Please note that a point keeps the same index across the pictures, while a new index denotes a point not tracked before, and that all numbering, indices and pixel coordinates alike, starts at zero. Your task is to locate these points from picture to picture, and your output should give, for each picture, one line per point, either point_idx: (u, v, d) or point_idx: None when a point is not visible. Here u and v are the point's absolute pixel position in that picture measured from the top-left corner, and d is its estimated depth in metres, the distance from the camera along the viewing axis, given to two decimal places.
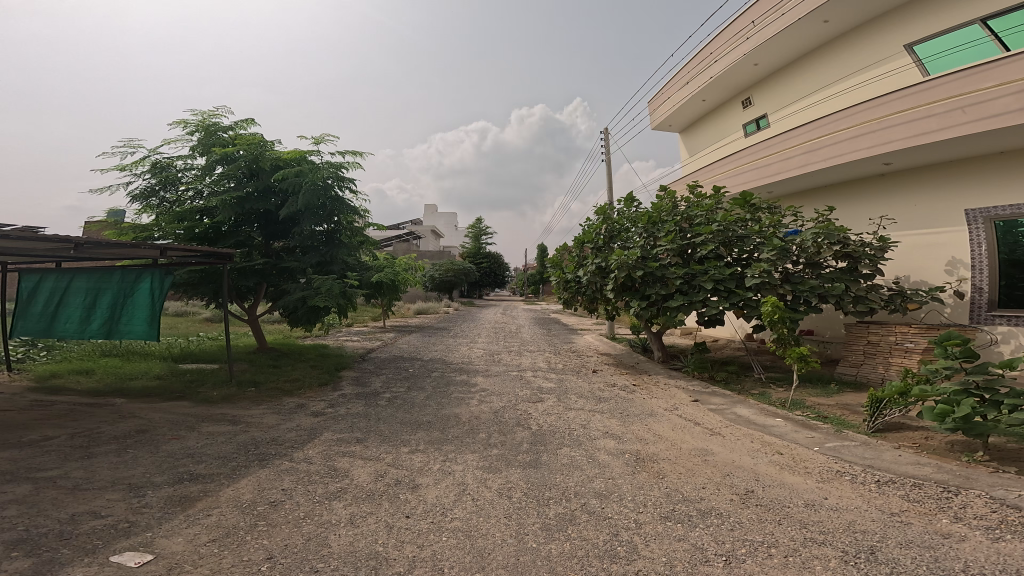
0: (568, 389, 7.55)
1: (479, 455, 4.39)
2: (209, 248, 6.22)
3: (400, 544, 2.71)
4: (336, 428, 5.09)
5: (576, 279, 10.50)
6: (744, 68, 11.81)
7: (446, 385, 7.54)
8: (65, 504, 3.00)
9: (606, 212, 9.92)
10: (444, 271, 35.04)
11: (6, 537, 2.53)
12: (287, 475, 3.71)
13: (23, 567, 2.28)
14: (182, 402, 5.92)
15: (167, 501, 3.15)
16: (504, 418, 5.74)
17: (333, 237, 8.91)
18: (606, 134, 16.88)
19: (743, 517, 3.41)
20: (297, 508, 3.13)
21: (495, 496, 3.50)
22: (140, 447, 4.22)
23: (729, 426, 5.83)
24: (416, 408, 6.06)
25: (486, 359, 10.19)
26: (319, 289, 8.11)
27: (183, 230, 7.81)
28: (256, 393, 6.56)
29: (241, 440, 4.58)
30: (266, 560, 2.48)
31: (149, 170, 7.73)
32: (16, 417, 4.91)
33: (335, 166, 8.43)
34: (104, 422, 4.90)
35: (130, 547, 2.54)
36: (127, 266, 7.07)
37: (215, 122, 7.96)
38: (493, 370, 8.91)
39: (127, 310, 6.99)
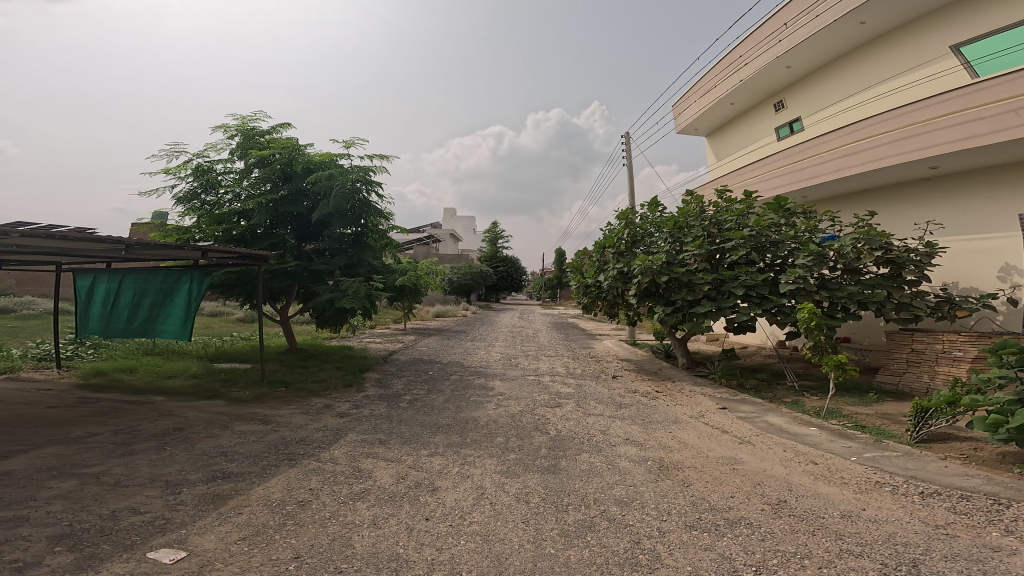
0: (587, 395, 7.49)
1: (499, 460, 4.40)
2: (246, 250, 6.44)
3: (419, 547, 2.75)
4: (359, 429, 5.20)
5: (597, 284, 10.36)
6: (776, 70, 11.44)
7: (464, 388, 7.60)
8: (105, 500, 3.17)
9: (628, 217, 9.78)
10: (462, 273, 35.48)
11: (51, 532, 2.70)
12: (314, 474, 3.82)
13: (66, 561, 2.42)
14: (216, 401, 6.18)
15: (200, 498, 3.29)
16: (522, 422, 5.74)
17: (359, 240, 9.19)
18: (626, 138, 16.74)
19: (774, 527, 3.30)
20: (322, 509, 3.21)
21: (514, 501, 3.51)
22: (177, 445, 4.43)
23: (760, 435, 5.66)
24: (435, 410, 6.13)
25: (505, 363, 10.24)
26: (346, 291, 8.33)
27: (221, 232, 8.17)
28: (286, 393, 6.77)
29: (271, 439, 4.74)
30: (292, 559, 2.56)
31: (191, 173, 8.09)
32: (65, 414, 5.23)
33: (364, 170, 8.62)
34: (144, 420, 5.17)
35: (165, 543, 2.67)
36: (167, 266, 7.41)
37: (253, 126, 8.28)
38: (513, 375, 8.92)
39: (168, 310, 7.33)
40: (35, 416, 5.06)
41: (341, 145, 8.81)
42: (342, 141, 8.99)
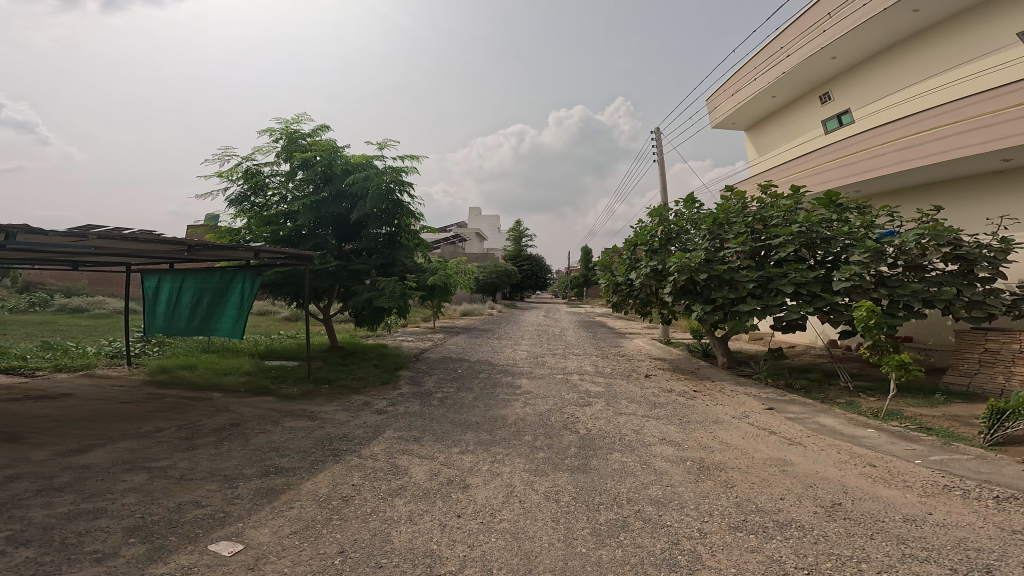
0: (618, 393, 7.38)
1: (528, 458, 4.43)
2: (294, 250, 6.77)
3: (452, 543, 2.83)
4: (396, 426, 5.39)
5: (629, 282, 10.11)
6: (821, 61, 10.86)
7: (492, 386, 7.68)
8: (172, 493, 3.45)
9: (662, 213, 9.52)
10: (488, 272, 35.57)
11: (126, 524, 2.97)
12: (356, 470, 4.00)
13: (139, 552, 2.66)
14: (267, 398, 6.56)
15: (254, 493, 3.52)
16: (551, 421, 5.75)
17: (393, 241, 9.45)
18: (657, 134, 16.32)
19: (828, 530, 3.17)
20: (362, 504, 3.36)
21: (544, 500, 3.54)
22: (233, 440, 4.74)
23: (812, 437, 5.40)
24: (465, 408, 6.24)
25: (531, 362, 10.22)
26: (382, 290, 8.61)
27: (269, 232, 8.60)
28: (329, 390, 7.09)
29: (317, 435, 4.98)
30: (338, 554, 2.70)
31: (242, 177, 8.57)
32: (136, 409, 5.71)
33: (397, 171, 8.86)
34: (204, 416, 5.57)
35: (224, 536, 2.88)
36: (222, 266, 7.89)
37: (297, 129, 8.67)
38: (538, 373, 8.90)
39: (224, 308, 7.80)
40: (110, 412, 5.55)
41: (376, 147, 9.06)
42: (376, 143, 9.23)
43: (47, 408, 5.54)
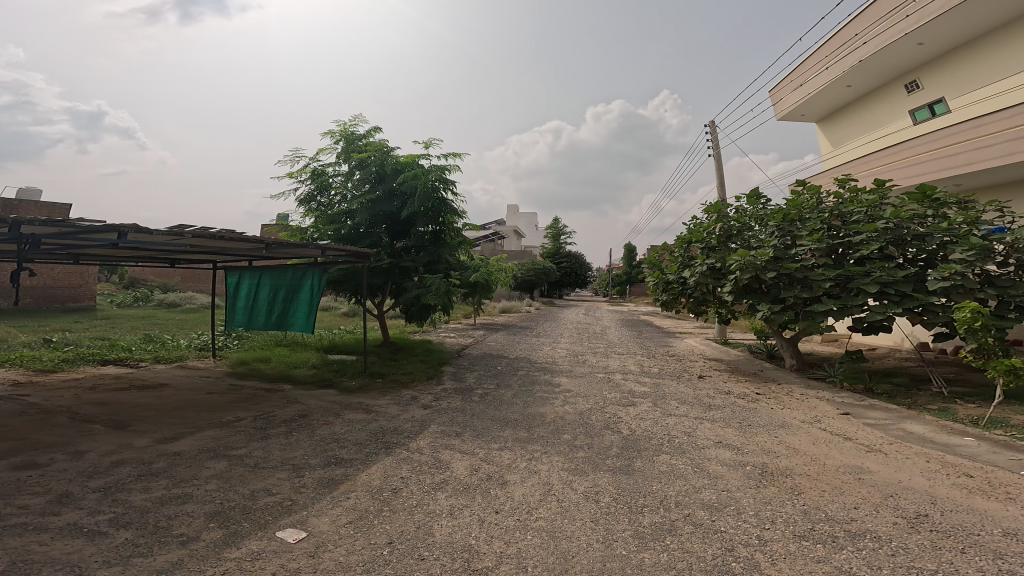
0: (667, 394, 7.19)
1: (566, 457, 4.42)
2: (353, 249, 7.09)
3: (490, 539, 2.89)
4: (441, 421, 5.54)
5: (681, 280, 9.75)
6: (904, 47, 10.14)
7: (530, 384, 7.70)
8: (247, 480, 3.74)
9: (720, 209, 9.13)
10: (525, 271, 35.55)
11: (208, 509, 3.26)
12: (405, 463, 4.15)
13: (217, 537, 2.91)
14: (330, 390, 6.94)
15: (318, 482, 3.74)
16: (592, 421, 5.69)
17: (437, 238, 9.65)
18: (712, 128, 15.74)
19: (909, 542, 2.96)
20: (409, 497, 3.49)
21: (583, 499, 3.52)
22: (301, 430, 5.06)
23: (895, 444, 5.04)
24: (504, 406, 6.29)
25: (571, 360, 10.13)
26: (429, 288, 8.83)
27: (333, 231, 9.05)
28: (382, 384, 7.40)
29: (373, 428, 5.21)
30: (387, 544, 2.82)
31: (308, 177, 9.08)
32: (218, 399, 6.21)
33: (442, 169, 9.05)
34: (277, 406, 5.98)
35: (290, 524, 3.09)
36: (290, 266, 8.39)
37: (353, 131, 9.05)
38: (577, 372, 8.81)
39: (295, 305, 8.29)
40: (196, 402, 6.07)
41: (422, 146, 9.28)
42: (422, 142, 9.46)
43: (149, 397, 6.16)
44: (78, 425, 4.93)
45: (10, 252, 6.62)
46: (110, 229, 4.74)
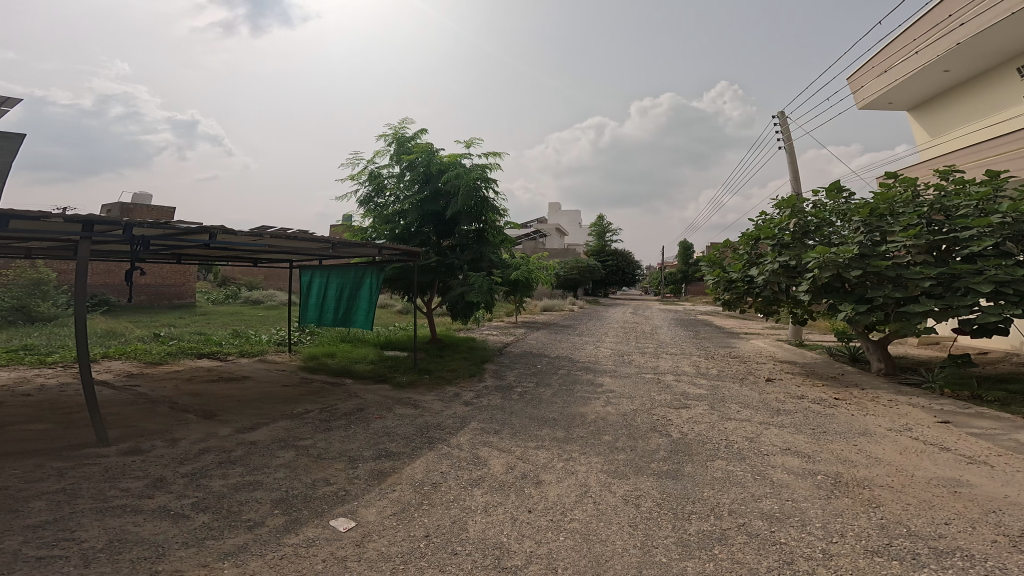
0: (726, 398, 6.92)
1: (605, 459, 4.36)
2: (405, 248, 7.24)
3: (521, 538, 2.90)
4: (481, 417, 5.61)
5: (746, 279, 9.20)
6: (1014, 27, 9.24)
7: (571, 383, 7.64)
8: (311, 470, 3.98)
9: (795, 204, 8.70)
10: (569, 268, 35.20)
11: (275, 496, 3.49)
12: (446, 459, 4.24)
13: (280, 522, 3.11)
14: (385, 385, 7.22)
15: (369, 474, 3.90)
16: (636, 422, 5.58)
17: (481, 236, 9.76)
18: (782, 119, 14.96)
19: (1008, 563, 2.71)
20: (447, 492, 3.57)
21: (621, 503, 3.46)
22: (358, 423, 5.30)
23: (1004, 456, 4.59)
24: (543, 404, 6.28)
25: (616, 360, 9.96)
26: (473, 285, 8.97)
27: (389, 232, 9.41)
28: (429, 380, 7.61)
29: (419, 423, 5.37)
30: (424, 537, 2.90)
31: (365, 179, 9.46)
32: (289, 392, 6.63)
33: (484, 168, 9.19)
34: (339, 400, 6.30)
35: (342, 513, 3.25)
36: (352, 264, 8.78)
37: (403, 133, 9.34)
38: (623, 372, 8.65)
39: (357, 304, 8.67)
40: (272, 394, 6.50)
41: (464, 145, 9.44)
42: (465, 141, 9.61)
43: (233, 389, 6.69)
44: (175, 414, 5.43)
45: (121, 253, 7.38)
46: (201, 231, 5.17)
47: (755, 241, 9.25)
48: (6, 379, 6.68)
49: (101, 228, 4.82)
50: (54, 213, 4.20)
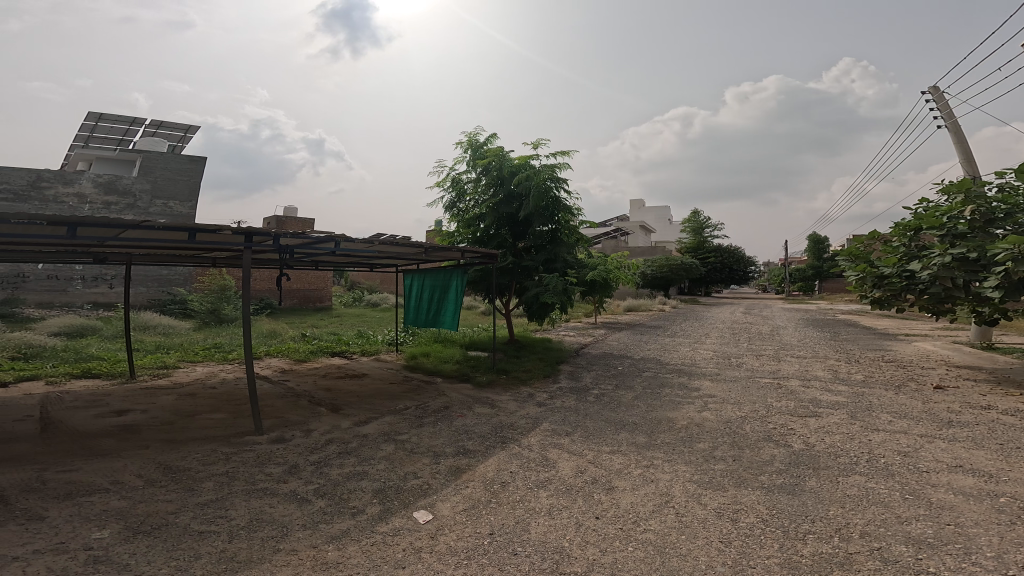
0: (872, 407, 6.07)
1: (694, 468, 4.06)
2: (483, 251, 7.45)
3: (584, 544, 2.82)
4: (553, 419, 5.55)
5: (904, 274, 7.94)
6: None
7: (659, 387, 7.26)
8: (403, 463, 4.24)
9: (968, 187, 7.48)
10: (660, 267, 33.42)
11: (376, 486, 3.77)
12: (515, 459, 4.27)
13: (376, 511, 3.36)
14: (466, 385, 7.47)
15: (448, 470, 4.06)
16: (744, 430, 5.13)
17: (555, 237, 9.74)
18: (936, 95, 12.96)
19: None
20: (515, 492, 3.59)
21: (712, 517, 3.20)
22: (442, 420, 5.55)
23: None
24: (623, 408, 6.05)
25: (720, 363, 9.25)
26: (547, 286, 9.00)
27: (471, 235, 9.74)
28: (506, 380, 7.73)
29: (495, 422, 5.47)
30: (487, 535, 2.96)
31: (448, 186, 9.89)
32: (390, 389, 7.15)
33: (554, 168, 9.21)
34: (431, 397, 6.64)
35: (423, 506, 3.41)
36: (443, 266, 9.25)
37: (476, 138, 9.63)
38: (728, 376, 8.01)
39: (445, 305, 9.10)
40: (384, 390, 7.06)
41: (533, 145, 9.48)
42: (533, 141, 9.65)
43: (351, 385, 7.39)
44: (312, 407, 6.12)
45: (271, 262, 8.51)
46: (329, 239, 5.81)
47: (913, 231, 8.18)
48: (200, 373, 8.09)
49: (259, 239, 5.55)
50: (225, 227, 4.90)
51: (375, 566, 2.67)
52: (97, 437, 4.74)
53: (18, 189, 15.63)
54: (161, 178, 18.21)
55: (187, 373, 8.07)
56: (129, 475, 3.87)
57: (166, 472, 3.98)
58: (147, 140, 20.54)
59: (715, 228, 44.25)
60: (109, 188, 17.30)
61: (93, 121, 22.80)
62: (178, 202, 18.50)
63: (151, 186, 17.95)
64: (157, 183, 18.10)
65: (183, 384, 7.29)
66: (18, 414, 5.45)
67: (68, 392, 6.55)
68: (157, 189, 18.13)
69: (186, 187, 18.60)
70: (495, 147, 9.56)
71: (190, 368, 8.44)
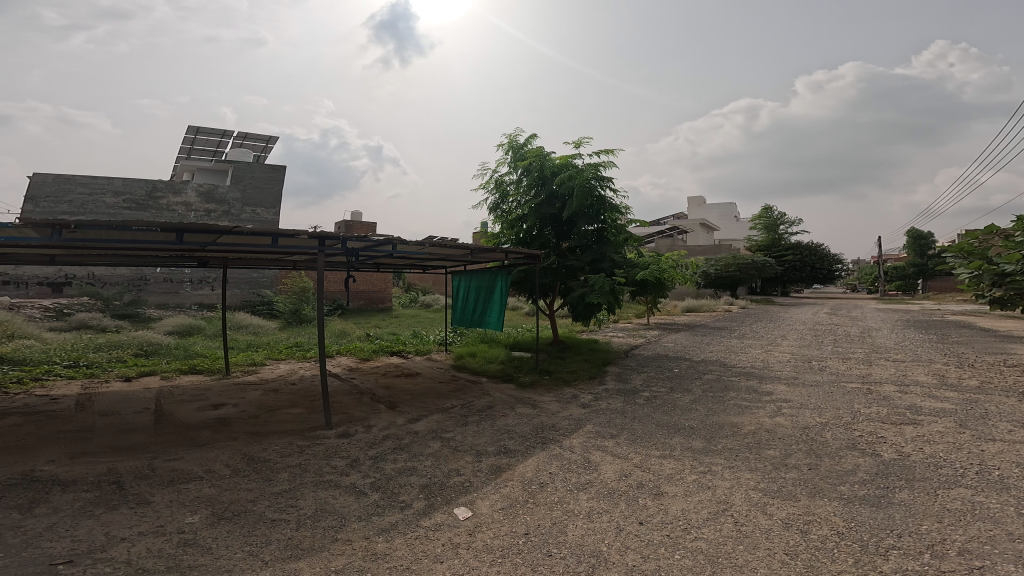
0: (986, 415, 5.37)
1: (762, 476, 3.78)
2: (527, 251, 7.37)
3: (623, 550, 2.73)
4: (597, 421, 5.42)
5: None
6: None
7: (723, 390, 6.88)
8: (447, 460, 4.31)
9: None
10: (723, 266, 31.67)
11: (422, 482, 3.86)
12: (555, 460, 4.21)
13: (421, 506, 3.44)
14: (508, 385, 7.48)
15: (489, 468, 4.07)
16: (826, 437, 4.73)
17: (602, 236, 9.56)
18: None
19: None
20: (553, 493, 3.53)
21: (778, 527, 2.97)
22: (486, 420, 5.59)
23: None
24: (677, 411, 5.78)
25: (798, 366, 8.58)
26: (593, 286, 8.81)
27: (513, 237, 9.74)
28: (549, 380, 7.65)
29: (536, 423, 5.43)
30: (523, 535, 2.94)
31: (491, 188, 9.98)
32: (439, 388, 7.32)
33: (597, 166, 9.07)
34: (475, 397, 6.72)
35: (463, 503, 3.44)
36: (488, 267, 9.33)
37: (516, 140, 9.68)
38: (807, 381, 7.42)
39: (490, 306, 9.16)
40: (433, 389, 7.24)
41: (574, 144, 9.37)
42: (574, 140, 9.54)
43: (405, 383, 7.65)
44: (372, 403, 6.41)
45: (341, 265, 9.05)
46: (386, 242, 6.04)
47: None
48: (282, 370, 8.76)
49: (331, 242, 5.92)
50: (301, 231, 5.30)
51: (416, 558, 2.73)
52: (198, 429, 5.25)
53: (138, 199, 17.83)
54: (248, 187, 20.03)
55: (271, 370, 8.76)
56: (219, 465, 4.25)
57: (250, 463, 4.32)
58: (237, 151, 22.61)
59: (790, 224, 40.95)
60: (209, 197, 19.22)
61: (192, 134, 25.53)
62: (263, 209, 20.27)
63: (241, 195, 19.81)
64: (246, 192, 19.92)
65: (268, 380, 7.95)
66: (137, 404, 6.19)
67: (177, 386, 7.34)
68: (246, 197, 19.98)
69: (270, 194, 20.39)
70: (535, 148, 9.56)
71: (274, 365, 9.17)
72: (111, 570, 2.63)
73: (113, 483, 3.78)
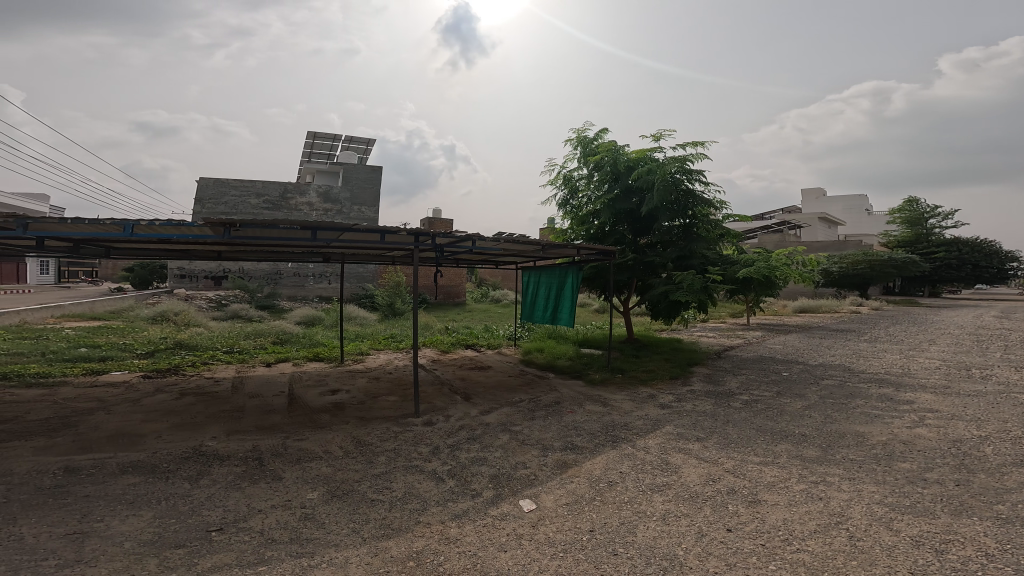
0: None
1: (889, 490, 3.31)
2: (601, 248, 7.09)
3: (703, 555, 2.56)
4: (678, 422, 5.13)
5: None
6: None
7: (847, 397, 6.12)
8: (515, 452, 4.37)
9: None
10: (847, 264, 28.15)
11: (494, 472, 3.94)
12: (627, 459, 4.07)
13: (489, 495, 3.52)
14: (579, 381, 7.38)
15: (555, 463, 4.04)
16: (985, 453, 3.99)
17: (688, 232, 9.04)
18: None
19: None
20: (623, 492, 3.42)
21: (904, 545, 2.57)
22: (553, 415, 5.56)
23: None
24: (782, 417, 5.26)
25: (951, 374, 7.32)
26: (680, 284, 8.28)
27: (585, 233, 9.56)
28: (622, 379, 7.40)
29: (606, 421, 5.27)
30: (588, 531, 2.89)
31: (560, 184, 9.84)
32: (511, 382, 7.43)
33: (681, 160, 8.62)
34: (546, 391, 6.72)
35: (529, 495, 3.46)
36: (558, 264, 9.27)
37: (587, 135, 9.48)
38: (963, 391, 6.30)
39: (560, 303, 9.08)
40: (505, 382, 7.38)
41: (653, 139, 8.99)
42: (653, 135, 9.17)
43: (481, 376, 7.87)
44: (451, 394, 6.70)
45: (431, 262, 9.57)
46: (467, 238, 6.26)
47: None
48: (383, 359, 9.49)
49: (424, 240, 6.29)
50: (401, 228, 5.68)
51: (484, 545, 2.80)
52: (319, 412, 5.87)
53: (274, 200, 20.40)
54: (356, 187, 21.95)
55: (376, 359, 9.53)
56: (333, 446, 4.71)
57: (358, 445, 4.74)
58: (348, 155, 24.89)
59: (942, 216, 34.66)
60: (326, 197, 21.42)
61: (310, 141, 28.70)
62: (367, 207, 22.08)
63: (351, 195, 21.81)
64: (354, 192, 21.88)
65: (371, 368, 8.67)
66: (275, 387, 7.11)
67: (305, 372, 8.28)
68: (355, 197, 21.93)
69: (374, 194, 22.16)
70: (606, 142, 9.30)
71: (377, 355, 9.97)
72: (248, 538, 3.02)
73: (256, 459, 4.35)
